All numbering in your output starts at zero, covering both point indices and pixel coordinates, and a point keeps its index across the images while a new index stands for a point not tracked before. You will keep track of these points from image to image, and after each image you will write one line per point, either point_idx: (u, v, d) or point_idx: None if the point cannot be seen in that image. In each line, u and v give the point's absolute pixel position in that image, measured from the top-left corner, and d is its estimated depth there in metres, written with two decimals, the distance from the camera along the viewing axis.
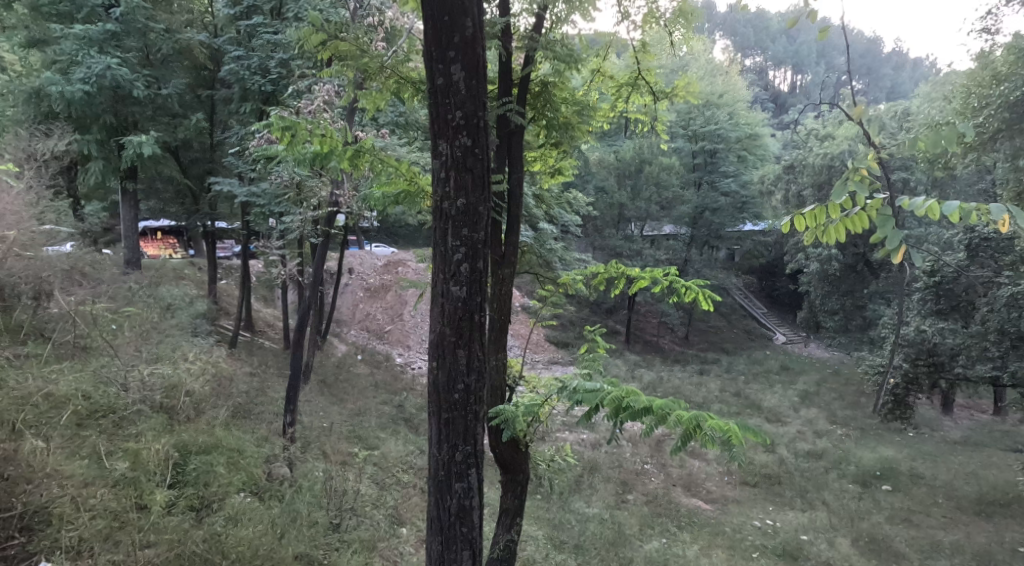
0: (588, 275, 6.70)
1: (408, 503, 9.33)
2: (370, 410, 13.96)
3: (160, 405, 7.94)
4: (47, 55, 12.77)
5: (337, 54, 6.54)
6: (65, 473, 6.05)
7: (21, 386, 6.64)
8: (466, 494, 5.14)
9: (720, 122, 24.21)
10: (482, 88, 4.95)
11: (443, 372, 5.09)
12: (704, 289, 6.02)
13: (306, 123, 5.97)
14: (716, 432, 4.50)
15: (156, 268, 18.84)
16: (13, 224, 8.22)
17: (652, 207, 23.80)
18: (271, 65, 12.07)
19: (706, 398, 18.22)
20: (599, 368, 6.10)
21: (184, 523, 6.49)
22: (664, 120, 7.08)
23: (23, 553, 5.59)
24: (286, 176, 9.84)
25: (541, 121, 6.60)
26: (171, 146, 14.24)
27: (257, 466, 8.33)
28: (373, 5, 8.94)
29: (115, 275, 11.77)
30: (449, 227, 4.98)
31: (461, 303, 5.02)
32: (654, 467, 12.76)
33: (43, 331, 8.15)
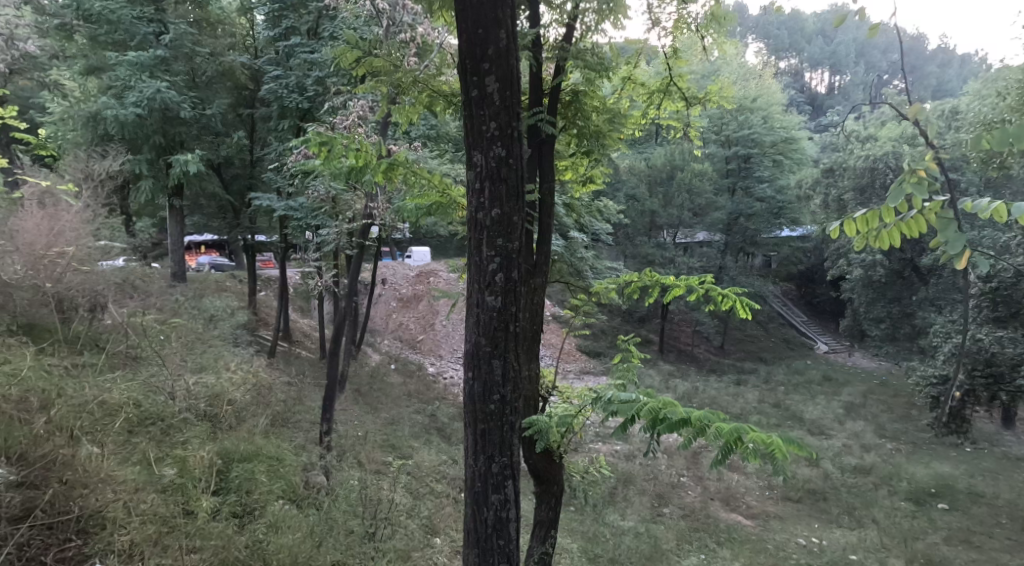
0: (620, 283, 6.63)
1: (442, 513, 9.39)
2: (403, 420, 14.08)
3: (204, 413, 8.23)
4: (103, 81, 13.37)
5: (371, 70, 6.68)
6: (118, 479, 6.19)
7: (79, 394, 6.92)
8: (503, 506, 5.15)
9: (754, 126, 23.99)
10: (516, 99, 5.00)
11: (479, 382, 5.12)
12: (741, 296, 5.87)
13: (342, 138, 6.07)
14: (759, 445, 4.43)
15: (199, 281, 19.29)
16: (74, 240, 8.74)
17: (685, 214, 23.64)
18: (308, 83, 12.32)
19: (743, 409, 17.98)
20: (633, 378, 6.04)
21: (228, 528, 6.59)
22: (696, 126, 7.05)
23: (80, 555, 5.69)
24: (322, 190, 10.04)
25: (573, 129, 6.62)
26: (214, 163, 14.59)
27: (296, 473, 8.49)
28: (406, 22, 9.10)
29: (162, 289, 12.10)
30: (484, 238, 5.02)
31: (496, 313, 5.05)
32: (690, 480, 12.68)
33: (97, 341, 8.47)
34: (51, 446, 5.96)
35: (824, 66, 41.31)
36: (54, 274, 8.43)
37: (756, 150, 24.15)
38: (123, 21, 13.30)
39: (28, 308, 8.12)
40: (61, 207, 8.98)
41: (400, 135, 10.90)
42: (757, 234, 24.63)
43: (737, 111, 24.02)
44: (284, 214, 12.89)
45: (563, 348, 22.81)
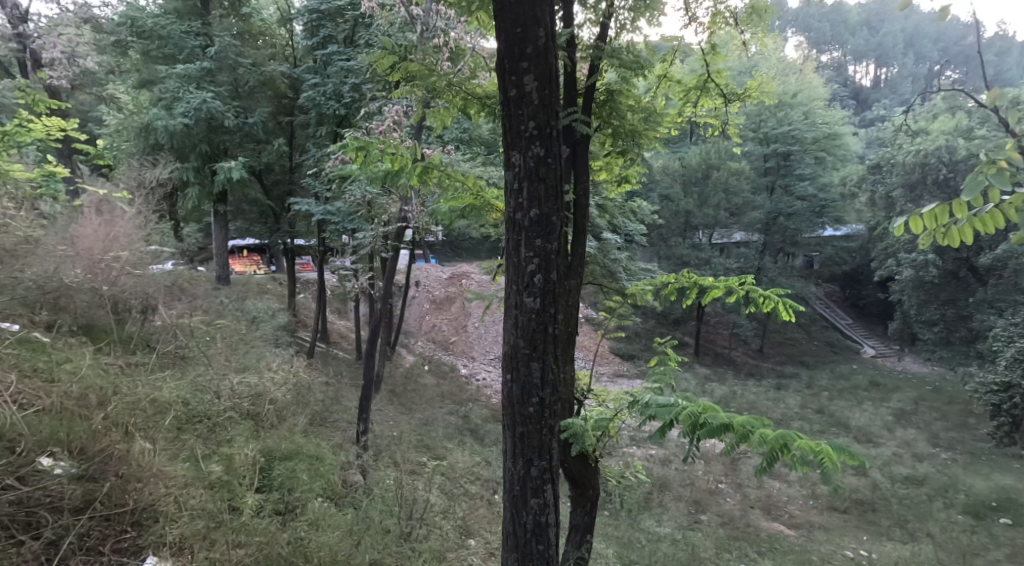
0: (657, 284, 6.53)
1: (476, 514, 9.39)
2: (437, 420, 14.15)
3: (247, 412, 8.39)
4: (154, 93, 13.84)
5: (406, 75, 6.73)
6: (168, 474, 6.37)
7: (132, 392, 7.17)
8: (542, 510, 5.16)
9: (794, 122, 23.21)
10: (554, 98, 5.03)
11: (518, 384, 5.15)
12: (782, 298, 5.75)
13: (379, 141, 6.16)
14: (806, 453, 4.36)
15: (240, 283, 19.67)
16: (127, 245, 9.06)
17: (721, 214, 23.35)
18: (345, 90, 12.50)
19: (784, 415, 17.70)
20: (669, 382, 5.97)
21: (271, 525, 6.67)
22: (735, 122, 6.95)
23: (134, 546, 5.84)
24: (359, 194, 10.19)
25: (608, 129, 6.56)
26: (255, 170, 14.87)
27: (335, 472, 8.60)
28: (438, 27, 9.22)
29: (207, 292, 12.40)
30: (522, 239, 5.05)
31: (535, 315, 5.08)
32: (728, 487, 12.52)
33: (148, 343, 8.73)
34: (107, 442, 6.25)
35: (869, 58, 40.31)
36: (110, 278, 8.69)
37: (797, 146, 23.44)
38: (173, 35, 13.86)
39: (86, 310, 8.35)
40: (116, 214, 9.31)
41: (434, 139, 10.99)
42: (797, 235, 24.16)
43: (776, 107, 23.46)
44: (322, 218, 13.05)
45: (597, 351, 22.73)
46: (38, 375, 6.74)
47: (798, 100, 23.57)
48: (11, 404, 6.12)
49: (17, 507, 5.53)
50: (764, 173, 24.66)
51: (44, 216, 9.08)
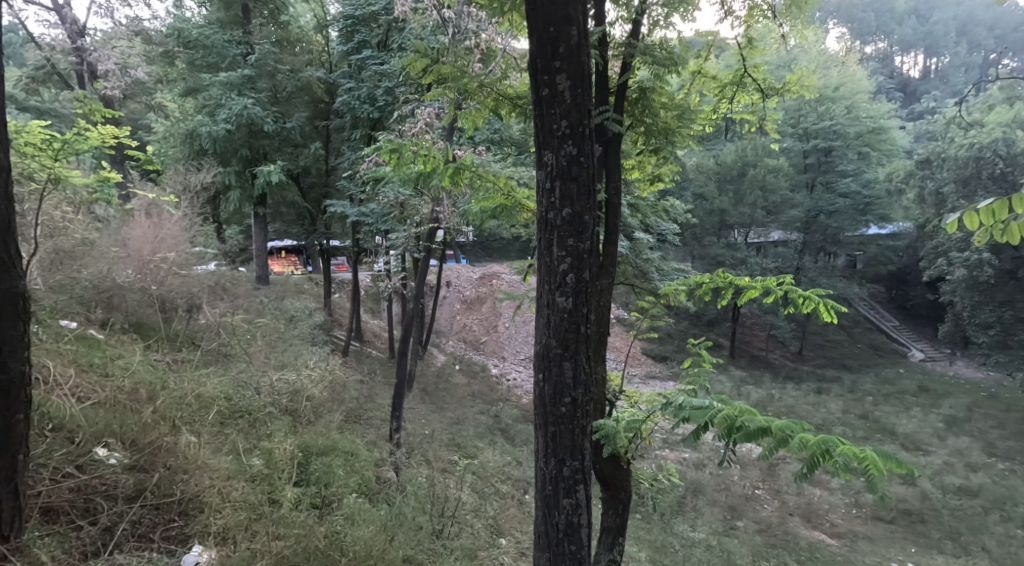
0: (691, 284, 6.35)
1: (507, 514, 9.33)
2: (468, 419, 14.13)
3: (286, 408, 8.77)
4: (199, 101, 14.15)
5: (438, 77, 6.67)
6: (213, 467, 6.86)
7: (179, 388, 7.85)
8: (575, 511, 5.11)
9: (836, 117, 22.55)
10: (587, 97, 4.97)
11: (550, 384, 5.10)
12: (823, 298, 5.58)
13: (412, 144, 6.19)
14: (849, 458, 4.22)
15: (278, 283, 19.94)
16: (173, 246, 10.52)
17: (757, 213, 22.82)
18: (379, 93, 12.59)
19: (825, 420, 17.34)
20: (704, 384, 5.83)
21: (309, 519, 6.84)
22: (774, 118, 6.76)
23: (181, 534, 6.29)
24: (392, 196, 10.25)
25: (640, 128, 6.47)
26: (294, 173, 15.00)
27: (369, 469, 8.66)
28: (470, 29, 9.26)
29: (245, 294, 12.64)
30: (554, 238, 5.01)
31: (567, 314, 5.03)
32: (766, 493, 12.27)
33: (193, 339, 9.83)
34: (156, 434, 6.84)
35: (918, 49, 39.14)
36: (159, 277, 10.10)
37: (839, 142, 22.82)
38: (216, 45, 14.26)
39: (137, 308, 9.71)
40: (163, 218, 10.83)
41: (465, 140, 10.99)
42: (840, 233, 23.51)
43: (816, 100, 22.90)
44: (357, 219, 13.11)
45: (629, 351, 22.56)
46: (94, 369, 7.58)
47: (840, 94, 23.00)
48: (69, 397, 6.87)
49: (76, 494, 6.13)
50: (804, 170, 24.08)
51: (100, 219, 10.24)
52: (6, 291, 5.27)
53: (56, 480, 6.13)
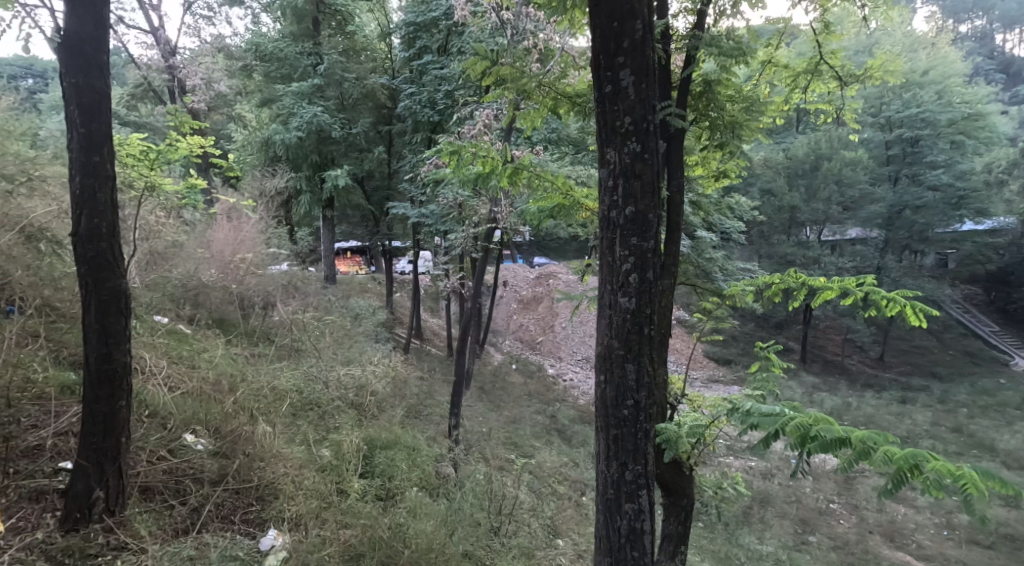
0: (760, 285, 6.05)
1: (564, 515, 9.18)
2: (525, 419, 14.01)
3: (352, 402, 9.07)
4: (273, 110, 14.56)
5: (498, 78, 6.59)
6: (286, 456, 7.10)
7: (257, 380, 8.24)
8: (637, 517, 4.92)
9: (924, 103, 21.05)
10: (651, 92, 4.80)
11: (612, 386, 4.94)
12: (910, 300, 5.21)
13: (470, 145, 6.21)
14: (940, 475, 3.91)
15: (345, 282, 20.30)
16: (251, 248, 11.07)
17: (833, 208, 21.22)
18: (438, 97, 12.63)
19: (913, 433, 16.47)
20: (773, 390, 5.56)
21: (374, 510, 6.87)
22: (854, 106, 6.38)
23: (259, 518, 6.46)
24: (450, 197, 10.28)
25: (704, 122, 6.22)
26: (359, 177, 15.12)
27: (430, 464, 8.70)
28: (528, 29, 9.11)
29: (313, 291, 12.99)
30: (616, 238, 4.85)
31: (630, 315, 4.85)
32: (841, 507, 11.67)
33: (268, 335, 10.19)
34: (236, 423, 7.15)
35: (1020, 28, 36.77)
36: (238, 277, 10.61)
37: (928, 130, 21.29)
38: (289, 57, 14.61)
39: (220, 305, 10.30)
40: (242, 221, 11.49)
41: (522, 140, 10.90)
42: (928, 229, 21.81)
43: (902, 87, 21.47)
44: (418, 221, 13.12)
45: (691, 354, 22.09)
46: (183, 361, 7.93)
47: (929, 79, 21.44)
48: (162, 387, 7.20)
49: (168, 476, 6.43)
50: (887, 164, 22.78)
51: (187, 223, 10.87)
52: (113, 290, 5.56)
53: (152, 462, 6.45)
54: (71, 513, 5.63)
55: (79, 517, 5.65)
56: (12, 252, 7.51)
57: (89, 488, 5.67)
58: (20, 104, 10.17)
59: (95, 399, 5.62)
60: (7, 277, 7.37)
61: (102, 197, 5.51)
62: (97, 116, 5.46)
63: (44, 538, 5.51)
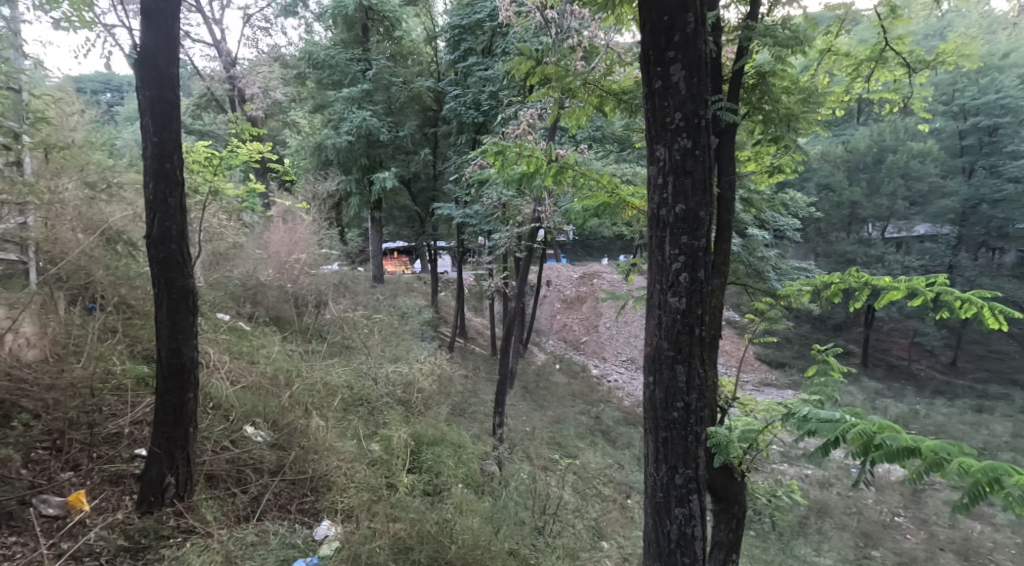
0: (816, 285, 5.79)
1: (609, 517, 8.96)
2: (569, 419, 13.83)
3: (400, 398, 9.18)
4: (326, 116, 14.82)
5: (542, 78, 6.44)
6: (339, 449, 7.15)
7: (311, 375, 8.33)
8: (688, 522, 4.75)
9: (1004, 88, 18.96)
10: (704, 86, 4.61)
11: (661, 388, 4.77)
12: (985, 299, 4.91)
13: (515, 144, 6.09)
14: (1020, 490, 3.71)
15: (393, 282, 20.45)
16: (305, 248, 11.12)
17: (898, 203, 20.05)
18: (483, 98, 12.58)
19: (989, 444, 15.53)
20: (832, 395, 5.29)
21: (421, 504, 6.82)
22: (922, 93, 6.05)
23: (313, 508, 6.53)
24: (494, 196, 10.18)
25: (757, 116, 5.98)
26: (406, 179, 15.18)
27: (475, 461, 8.62)
28: (572, 27, 8.95)
29: (362, 290, 13.11)
30: (667, 236, 4.67)
31: (680, 316, 4.68)
32: (907, 521, 11.09)
33: (321, 332, 10.33)
34: (292, 416, 7.21)
35: None
36: (293, 276, 10.78)
37: (1007, 118, 19.13)
38: (339, 63, 14.49)
39: (277, 303, 10.49)
40: (297, 222, 11.53)
41: (566, 139, 10.74)
42: (1008, 224, 19.87)
43: (979, 72, 19.45)
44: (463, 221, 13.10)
45: (742, 357, 21.60)
46: (243, 356, 8.09)
47: (1009, 62, 19.30)
48: (226, 381, 7.30)
49: (231, 465, 6.52)
50: (960, 153, 20.87)
51: (247, 225, 11.12)
52: (182, 288, 5.67)
53: (216, 452, 6.55)
54: (146, 496, 5.77)
55: (154, 500, 5.79)
56: (95, 253, 7.54)
57: (162, 474, 5.80)
58: (101, 115, 10.48)
59: (166, 390, 5.75)
60: (90, 277, 7.44)
61: (173, 201, 5.60)
62: (169, 126, 5.55)
63: (123, 518, 5.70)
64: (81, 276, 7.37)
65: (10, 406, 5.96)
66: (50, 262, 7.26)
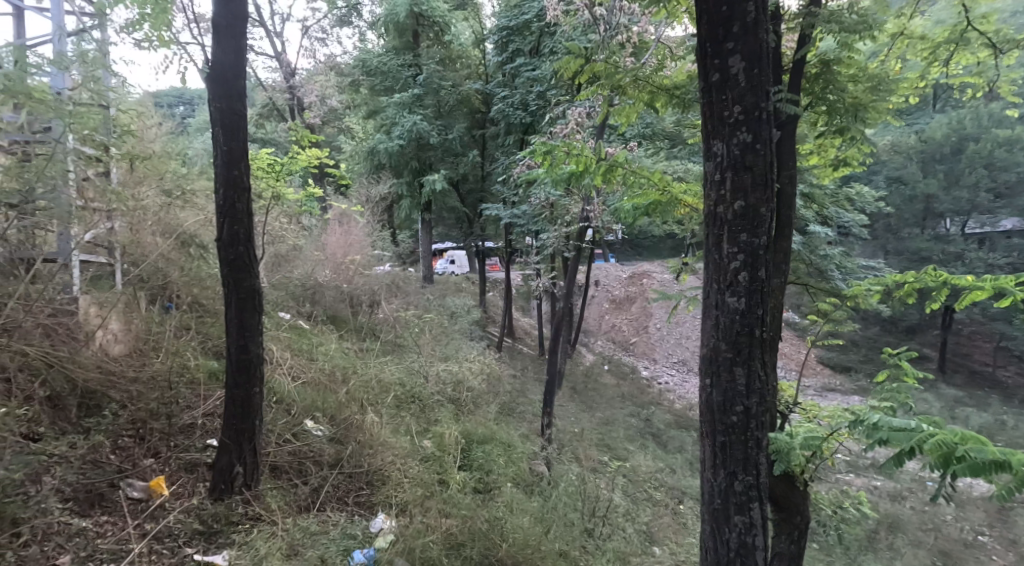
0: (886, 284, 5.46)
1: (661, 522, 8.71)
2: (618, 421, 13.59)
3: (451, 396, 9.13)
4: (378, 120, 14.84)
5: (592, 75, 6.29)
6: (393, 445, 7.06)
7: (366, 372, 8.33)
8: (748, 530, 4.49)
9: None
10: (765, 77, 4.35)
11: (718, 390, 4.53)
12: None
13: (563, 144, 5.86)
14: None
15: (441, 282, 20.49)
16: (358, 249, 11.20)
17: (979, 195, 18.77)
18: (531, 98, 12.43)
19: None
20: (905, 402, 4.97)
21: (473, 502, 6.70)
22: (1007, 77, 5.65)
23: (369, 501, 6.42)
24: (542, 196, 10.01)
25: (821, 106, 5.70)
26: (454, 181, 15.14)
27: (525, 460, 8.49)
28: (622, 23, 8.64)
29: (412, 289, 13.13)
30: (724, 234, 4.43)
31: (739, 316, 4.43)
32: (991, 540, 10.46)
33: (374, 331, 10.37)
34: (349, 412, 7.16)
35: None
36: (348, 277, 10.84)
37: None
38: (391, 69, 14.73)
39: (333, 303, 10.41)
40: (351, 225, 11.69)
41: (615, 137, 10.51)
42: None
43: None
44: (511, 222, 13.02)
45: (804, 361, 20.89)
46: (303, 353, 8.14)
47: None
48: (287, 376, 7.36)
49: (293, 457, 6.48)
50: None
51: (305, 229, 11.26)
52: (250, 288, 5.66)
53: (279, 444, 6.55)
54: (217, 484, 5.76)
55: (224, 488, 5.77)
56: (171, 256, 7.81)
57: (231, 463, 5.78)
58: (175, 127, 10.76)
59: (235, 385, 5.73)
60: (167, 278, 7.66)
61: (240, 207, 5.58)
62: (237, 134, 5.55)
63: (198, 503, 5.68)
64: (159, 277, 7.60)
65: (101, 397, 6.01)
66: (133, 263, 7.48)
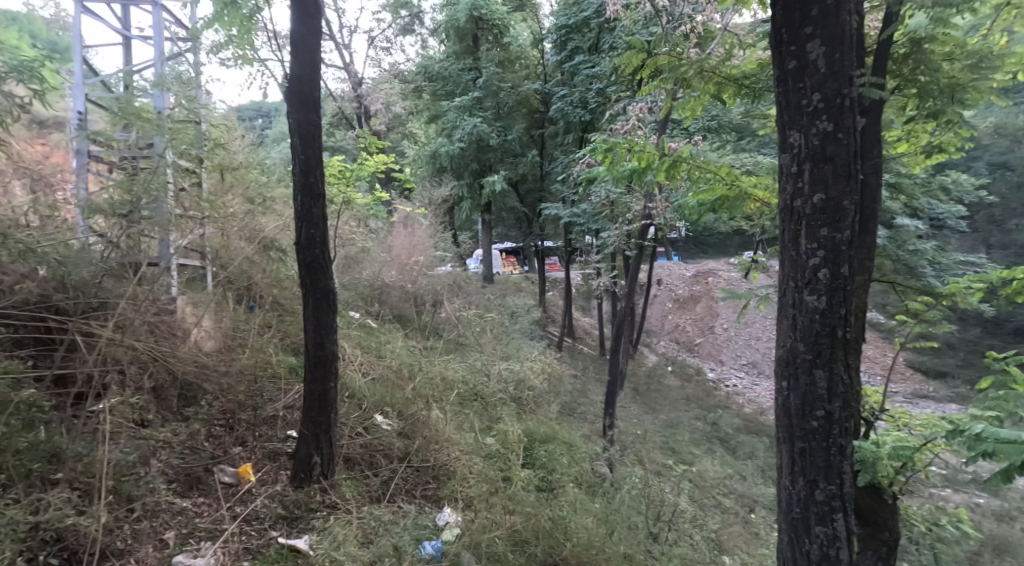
0: (986, 280, 4.96)
1: (731, 530, 8.26)
2: (683, 424, 13.12)
3: (514, 396, 8.90)
4: (439, 123, 14.82)
5: (653, 69, 5.95)
6: (459, 441, 6.89)
7: (433, 370, 8.20)
8: (831, 543, 4.10)
9: None
10: (847, 59, 3.96)
11: (796, 394, 4.16)
12: None
13: (625, 141, 5.55)
14: None
15: (502, 282, 20.33)
16: (421, 250, 11.10)
17: None
18: (589, 96, 12.11)
19: None
20: (1013, 410, 4.48)
21: (537, 500, 6.46)
22: None
23: (436, 495, 6.29)
24: (602, 195, 9.74)
25: (912, 88, 5.24)
26: (513, 181, 14.95)
27: (587, 462, 8.19)
28: (685, 14, 8.23)
29: (473, 288, 12.98)
30: (803, 229, 4.06)
31: (819, 315, 4.04)
32: None
33: (438, 330, 10.27)
34: (416, 408, 7.05)
35: None
36: (412, 277, 10.76)
37: None
38: (452, 74, 14.75)
39: (398, 302, 10.37)
40: (416, 227, 11.67)
41: (678, 132, 10.10)
42: None
43: None
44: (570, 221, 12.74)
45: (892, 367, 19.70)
46: (371, 350, 8.07)
47: None
48: (359, 373, 7.30)
49: (365, 450, 6.38)
50: None
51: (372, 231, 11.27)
52: (326, 288, 5.54)
53: (352, 437, 6.44)
54: (297, 472, 5.66)
55: (304, 476, 5.66)
56: (257, 259, 7.81)
57: (309, 453, 5.66)
58: (257, 137, 10.95)
59: (313, 379, 5.62)
60: (251, 281, 7.71)
61: (317, 211, 5.47)
62: (315, 141, 5.45)
63: (281, 489, 5.63)
64: (245, 278, 7.66)
65: (197, 389, 6.02)
66: (222, 267, 7.44)
